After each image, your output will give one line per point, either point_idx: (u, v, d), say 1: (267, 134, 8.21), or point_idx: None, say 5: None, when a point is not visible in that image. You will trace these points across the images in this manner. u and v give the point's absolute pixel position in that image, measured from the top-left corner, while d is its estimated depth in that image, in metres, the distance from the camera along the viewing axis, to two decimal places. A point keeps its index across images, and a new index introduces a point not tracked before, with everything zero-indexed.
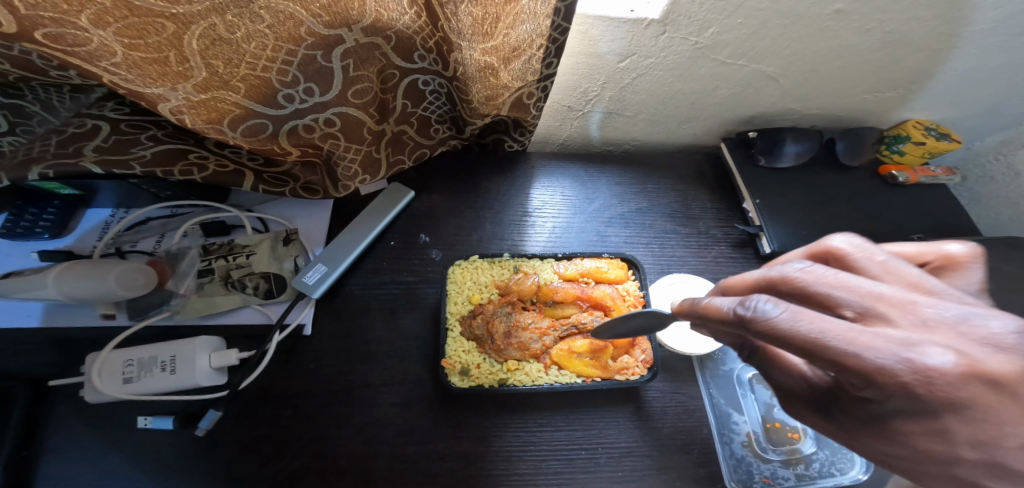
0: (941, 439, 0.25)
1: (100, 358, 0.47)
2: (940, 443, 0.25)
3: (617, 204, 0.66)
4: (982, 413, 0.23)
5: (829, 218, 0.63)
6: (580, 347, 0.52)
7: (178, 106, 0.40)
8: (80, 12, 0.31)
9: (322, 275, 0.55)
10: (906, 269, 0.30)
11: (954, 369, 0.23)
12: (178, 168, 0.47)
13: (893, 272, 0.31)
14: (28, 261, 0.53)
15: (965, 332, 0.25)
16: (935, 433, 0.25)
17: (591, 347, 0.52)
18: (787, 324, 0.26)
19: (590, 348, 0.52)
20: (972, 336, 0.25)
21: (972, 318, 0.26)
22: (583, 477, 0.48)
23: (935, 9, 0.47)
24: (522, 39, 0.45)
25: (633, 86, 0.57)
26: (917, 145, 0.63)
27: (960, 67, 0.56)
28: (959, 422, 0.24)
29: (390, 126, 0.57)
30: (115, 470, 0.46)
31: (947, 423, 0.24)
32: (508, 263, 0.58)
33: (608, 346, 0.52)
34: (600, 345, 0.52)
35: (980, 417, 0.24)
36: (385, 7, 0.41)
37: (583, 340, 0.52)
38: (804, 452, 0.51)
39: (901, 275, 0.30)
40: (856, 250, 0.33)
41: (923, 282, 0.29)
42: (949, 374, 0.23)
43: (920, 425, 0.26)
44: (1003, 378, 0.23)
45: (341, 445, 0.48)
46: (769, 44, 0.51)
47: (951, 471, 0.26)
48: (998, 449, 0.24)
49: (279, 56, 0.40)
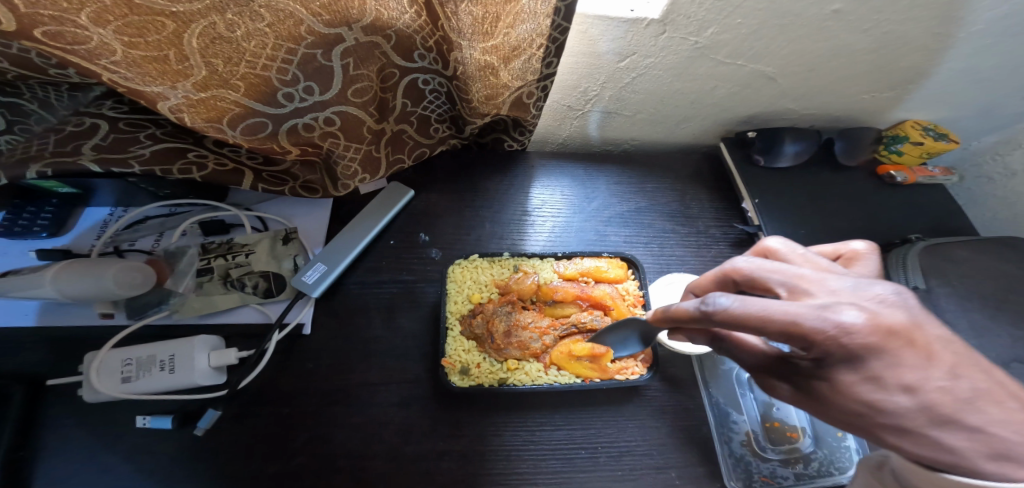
0: (877, 386, 0.28)
1: (97, 357, 0.47)
2: (878, 391, 0.28)
3: (617, 203, 0.66)
4: (903, 359, 0.27)
5: (827, 218, 0.63)
6: (581, 350, 0.51)
7: (177, 104, 0.40)
8: (80, 11, 0.30)
9: (321, 274, 0.55)
10: (819, 258, 0.35)
11: (866, 324, 0.27)
12: (176, 167, 0.47)
13: (810, 261, 0.35)
14: (25, 261, 0.53)
15: (868, 293, 0.29)
16: (872, 381, 0.28)
17: (590, 351, 0.51)
18: (738, 310, 0.28)
19: (590, 352, 0.51)
20: (873, 296, 0.29)
21: (873, 284, 0.30)
22: (583, 476, 0.48)
23: (933, 10, 0.47)
24: (522, 38, 0.45)
25: (632, 86, 0.57)
26: (915, 145, 0.64)
27: (957, 67, 0.56)
28: (886, 368, 0.28)
29: (390, 125, 0.56)
30: (114, 470, 0.45)
31: (875, 369, 0.28)
32: (508, 262, 0.58)
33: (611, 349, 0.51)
34: (601, 349, 0.51)
35: (899, 362, 0.27)
36: (385, 6, 0.41)
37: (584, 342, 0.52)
38: (802, 451, 0.51)
39: (814, 261, 0.35)
40: (785, 247, 0.38)
41: (835, 266, 0.34)
42: (865, 327, 0.27)
43: (857, 375, 0.28)
44: (901, 327, 0.27)
45: (340, 444, 0.48)
46: (766, 45, 0.51)
47: (894, 422, 0.28)
48: (924, 393, 0.27)
49: (279, 55, 0.40)
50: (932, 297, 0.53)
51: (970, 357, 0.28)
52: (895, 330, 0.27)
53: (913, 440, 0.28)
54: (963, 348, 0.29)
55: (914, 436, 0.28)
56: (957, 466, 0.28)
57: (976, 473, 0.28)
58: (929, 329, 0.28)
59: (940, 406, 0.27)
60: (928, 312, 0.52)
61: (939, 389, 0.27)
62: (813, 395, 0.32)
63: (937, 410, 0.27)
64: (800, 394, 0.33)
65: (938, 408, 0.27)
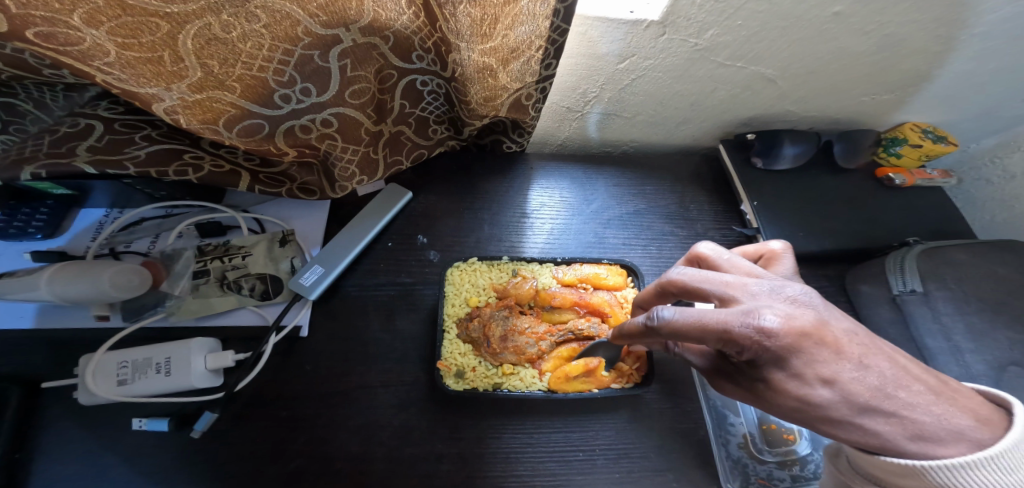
0: (801, 382, 0.30)
1: (93, 359, 0.46)
2: (802, 385, 0.30)
3: (615, 206, 0.66)
4: (816, 355, 0.29)
5: (827, 221, 0.63)
6: (575, 368, 0.51)
7: (173, 105, 0.39)
8: (73, 12, 0.30)
9: (319, 276, 0.55)
10: (743, 261, 0.38)
11: (783, 326, 0.28)
12: (173, 168, 0.46)
13: (735, 265, 0.39)
14: (21, 262, 0.52)
15: (782, 294, 0.31)
16: (794, 377, 0.30)
17: (586, 366, 0.50)
18: (680, 320, 0.31)
19: (585, 368, 0.50)
20: (786, 296, 0.31)
21: (786, 284, 0.32)
22: (581, 478, 0.48)
23: (933, 13, 0.47)
24: (521, 40, 0.45)
25: (633, 87, 0.57)
26: (914, 148, 0.64)
27: (957, 70, 0.56)
28: (803, 365, 0.29)
29: (388, 126, 0.56)
30: (110, 473, 0.45)
31: (796, 367, 0.29)
32: (506, 266, 0.58)
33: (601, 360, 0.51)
34: (594, 363, 0.51)
35: (813, 358, 0.29)
36: (383, 7, 0.41)
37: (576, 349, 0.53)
38: (799, 453, 0.51)
39: (739, 265, 0.38)
40: (714, 254, 0.41)
41: (757, 269, 0.37)
42: (782, 329, 0.28)
43: (783, 372, 0.30)
44: (812, 326, 0.29)
45: (338, 447, 0.47)
46: (768, 47, 0.51)
47: (824, 414, 0.30)
48: (842, 385, 0.29)
49: (275, 56, 0.39)
50: (930, 300, 0.53)
51: (876, 346, 0.30)
52: (809, 329, 0.29)
53: (843, 428, 0.30)
54: (869, 338, 0.30)
55: (838, 424, 0.31)
56: (886, 448, 0.30)
57: (904, 454, 0.30)
58: (836, 323, 0.30)
59: (857, 396, 0.29)
60: (926, 315, 0.52)
61: (850, 378, 0.29)
62: (754, 392, 0.34)
63: (854, 401, 0.29)
64: (746, 391, 0.35)
65: (854, 397, 0.29)
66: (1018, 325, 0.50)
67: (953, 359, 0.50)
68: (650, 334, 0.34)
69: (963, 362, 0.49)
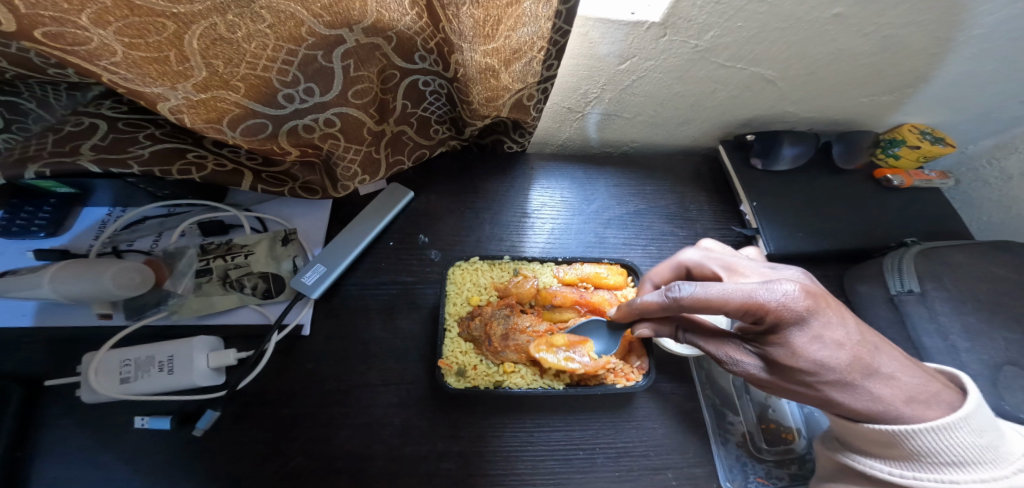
0: (821, 344, 0.33)
1: (96, 357, 0.47)
2: (821, 347, 0.33)
3: (615, 206, 0.66)
4: (830, 317, 0.33)
5: (825, 221, 0.63)
6: (559, 341, 0.51)
7: (178, 105, 0.40)
8: (81, 12, 0.30)
9: (320, 275, 0.55)
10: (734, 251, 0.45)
11: (801, 291, 0.33)
12: (176, 167, 0.47)
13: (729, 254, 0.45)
14: (22, 261, 0.53)
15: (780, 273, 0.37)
16: (815, 339, 0.33)
17: (569, 341, 0.51)
18: (702, 295, 0.35)
19: (568, 342, 0.51)
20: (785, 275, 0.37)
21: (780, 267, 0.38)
22: (581, 476, 0.48)
23: (931, 15, 0.48)
24: (523, 41, 0.45)
25: (632, 88, 0.57)
26: (912, 149, 0.64)
27: (955, 71, 0.56)
28: (821, 326, 0.33)
29: (390, 126, 0.56)
30: (112, 471, 0.45)
31: (817, 328, 0.33)
32: (508, 265, 0.58)
33: (585, 338, 0.52)
34: (576, 338, 0.52)
35: (828, 320, 0.33)
36: (386, 8, 0.41)
37: (562, 335, 0.52)
38: (798, 452, 0.52)
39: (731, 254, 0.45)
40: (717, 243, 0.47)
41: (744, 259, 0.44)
42: (800, 294, 0.33)
43: (805, 335, 0.33)
44: (817, 292, 0.34)
45: (339, 445, 0.48)
46: (767, 48, 0.51)
47: (838, 378, 0.33)
48: (851, 348, 0.33)
49: (279, 56, 0.40)
50: (927, 300, 0.54)
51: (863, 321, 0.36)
52: (819, 295, 0.34)
53: (854, 393, 0.34)
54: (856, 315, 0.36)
55: (847, 389, 0.34)
56: (884, 414, 0.34)
57: (902, 419, 0.33)
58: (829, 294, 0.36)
59: (864, 358, 0.33)
60: (924, 315, 0.53)
61: (857, 341, 0.34)
62: (770, 363, 0.36)
63: (864, 364, 0.33)
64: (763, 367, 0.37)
65: (862, 358, 0.33)
66: (1015, 325, 0.51)
67: (951, 359, 0.50)
68: (668, 308, 0.38)
69: (961, 362, 0.49)
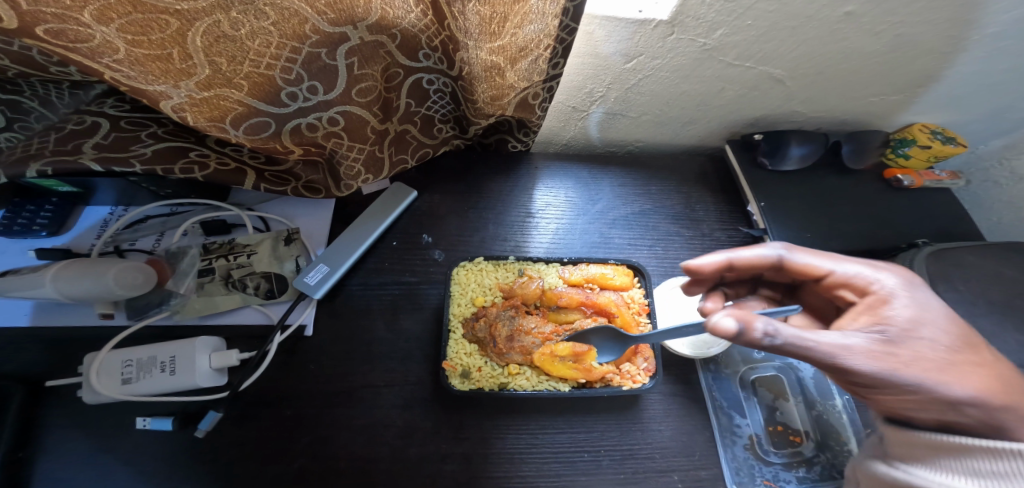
0: (946, 325, 0.38)
1: (97, 358, 0.46)
2: (943, 327, 0.37)
3: (621, 206, 0.66)
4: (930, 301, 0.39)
5: (833, 222, 0.63)
6: (563, 350, 0.50)
7: (180, 103, 0.39)
8: (83, 8, 0.30)
9: (323, 275, 0.54)
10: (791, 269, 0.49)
11: (899, 280, 0.41)
12: (178, 167, 0.46)
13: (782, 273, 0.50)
14: (24, 260, 0.52)
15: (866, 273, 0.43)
16: (926, 317, 0.38)
17: (573, 350, 0.50)
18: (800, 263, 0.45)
19: (573, 351, 0.50)
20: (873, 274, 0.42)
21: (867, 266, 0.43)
22: (585, 479, 0.48)
23: (943, 13, 0.47)
24: (529, 39, 0.44)
25: (638, 88, 0.57)
26: (922, 149, 0.63)
27: (966, 71, 0.56)
28: (924, 309, 0.38)
29: (393, 125, 0.56)
30: (114, 471, 0.45)
31: (933, 308, 0.38)
32: (512, 266, 0.58)
33: (591, 349, 0.50)
34: (582, 348, 0.50)
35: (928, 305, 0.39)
36: (391, 5, 0.41)
37: (565, 343, 0.50)
38: (806, 455, 0.51)
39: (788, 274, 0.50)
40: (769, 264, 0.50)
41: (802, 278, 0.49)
42: (902, 281, 0.40)
43: (916, 312, 0.38)
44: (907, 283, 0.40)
45: (342, 446, 0.47)
46: (776, 47, 0.51)
47: (966, 360, 0.36)
48: (967, 342, 0.37)
49: (283, 54, 0.39)
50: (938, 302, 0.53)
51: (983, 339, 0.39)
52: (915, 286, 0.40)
53: (978, 382, 0.35)
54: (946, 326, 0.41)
55: (958, 377, 0.35)
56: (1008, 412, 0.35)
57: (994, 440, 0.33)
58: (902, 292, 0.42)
59: (969, 347, 0.37)
60: None
61: (961, 334, 0.38)
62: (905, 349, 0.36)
63: (971, 350, 0.37)
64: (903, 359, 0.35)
65: (967, 347, 0.37)
66: None
67: None
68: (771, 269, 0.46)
69: None
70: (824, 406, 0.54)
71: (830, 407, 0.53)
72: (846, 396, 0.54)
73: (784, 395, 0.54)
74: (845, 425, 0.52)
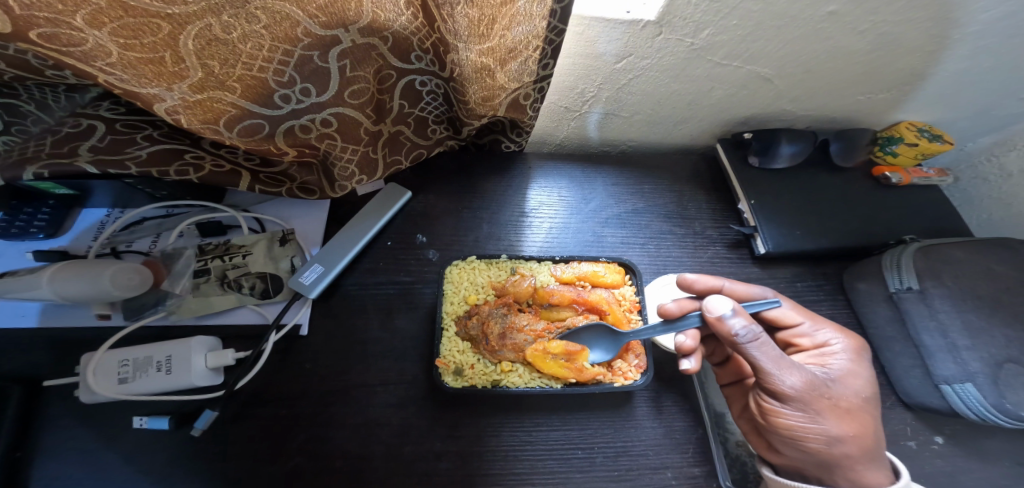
0: (862, 383, 0.46)
1: (94, 358, 0.47)
2: (858, 384, 0.46)
3: (613, 205, 0.66)
4: (863, 363, 0.48)
5: (824, 219, 0.63)
6: (556, 348, 0.51)
7: (174, 106, 0.40)
8: (75, 12, 0.30)
9: (318, 275, 0.55)
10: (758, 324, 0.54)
11: (848, 345, 0.49)
12: (174, 168, 0.47)
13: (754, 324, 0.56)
14: (22, 262, 0.53)
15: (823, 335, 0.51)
16: (851, 374, 0.47)
17: (566, 349, 0.50)
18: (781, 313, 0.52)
19: (566, 350, 0.51)
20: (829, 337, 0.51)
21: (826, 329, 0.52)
22: (579, 476, 0.48)
23: (926, 12, 0.48)
24: (519, 40, 0.45)
25: (629, 87, 0.57)
26: (911, 146, 0.64)
27: (953, 69, 0.56)
28: (854, 369, 0.47)
29: (386, 126, 0.57)
30: (112, 471, 0.46)
31: (861, 366, 0.48)
32: (505, 264, 0.58)
33: (585, 348, 0.52)
34: (575, 347, 0.51)
35: (858, 365, 0.48)
36: (382, 8, 0.41)
37: (558, 342, 0.51)
38: None
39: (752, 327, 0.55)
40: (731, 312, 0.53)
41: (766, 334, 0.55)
42: (849, 344, 0.49)
43: (845, 368, 0.47)
44: (856, 345, 0.49)
45: (338, 445, 0.48)
46: (764, 46, 0.51)
47: (861, 409, 0.45)
48: (869, 397, 0.46)
49: (275, 57, 0.40)
50: (927, 298, 0.53)
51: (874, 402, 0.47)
52: (857, 352, 0.49)
53: (860, 429, 0.43)
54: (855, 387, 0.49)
55: (844, 422, 0.43)
56: (865, 457, 0.43)
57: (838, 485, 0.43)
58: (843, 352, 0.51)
59: (870, 402, 0.45)
60: (923, 313, 0.53)
61: (868, 390, 0.46)
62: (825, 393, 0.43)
63: (870, 405, 0.45)
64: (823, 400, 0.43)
65: (869, 400, 0.45)
66: (1016, 322, 0.50)
67: (950, 357, 0.50)
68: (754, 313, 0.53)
69: (960, 359, 0.50)
70: None
71: None
72: None
73: None
74: None
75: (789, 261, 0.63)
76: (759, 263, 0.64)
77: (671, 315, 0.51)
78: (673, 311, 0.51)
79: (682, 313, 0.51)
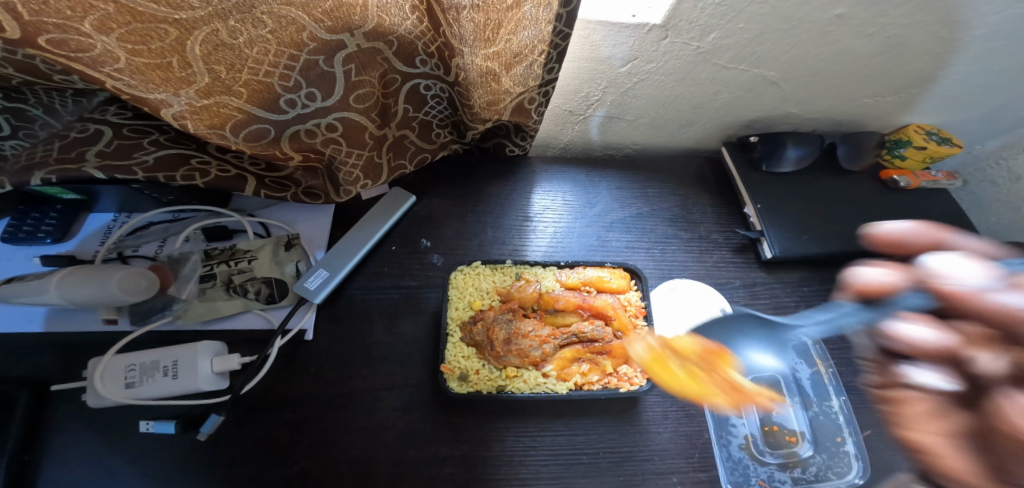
0: None
1: (102, 363, 0.47)
2: None
3: (618, 209, 0.66)
4: None
5: (830, 223, 0.63)
6: (691, 347, 0.46)
7: (181, 111, 0.40)
8: (83, 18, 0.30)
9: (324, 280, 0.55)
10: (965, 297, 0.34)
11: None
12: (180, 173, 0.47)
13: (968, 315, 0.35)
14: (29, 267, 0.53)
15: None
16: None
17: (711, 353, 0.45)
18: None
19: (708, 354, 0.45)
20: None
21: None
22: (584, 481, 0.48)
23: (934, 15, 0.47)
24: (524, 44, 0.45)
25: (634, 91, 0.57)
26: (918, 149, 0.64)
27: (960, 72, 0.56)
28: None
29: (392, 130, 0.57)
30: (118, 474, 0.46)
31: None
32: (510, 270, 0.58)
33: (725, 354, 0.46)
34: (720, 352, 0.45)
35: None
36: (387, 12, 0.41)
37: (694, 340, 0.46)
38: (801, 456, 0.51)
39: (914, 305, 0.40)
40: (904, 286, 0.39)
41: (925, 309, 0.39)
42: None
43: None
44: None
45: (343, 448, 0.48)
46: (770, 50, 0.51)
47: None
48: None
49: (281, 61, 0.40)
50: None
51: None
52: None
53: None
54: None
55: None
56: None
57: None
58: None
59: None
60: None
61: None
62: None
63: None
64: None
65: None
66: None
67: None
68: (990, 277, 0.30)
69: None
70: (822, 407, 0.54)
71: (828, 408, 0.54)
72: (843, 397, 0.54)
73: (782, 395, 0.54)
74: (841, 425, 0.53)
75: (795, 266, 0.63)
76: (765, 268, 0.63)
77: (878, 291, 0.34)
78: (878, 280, 0.34)
79: (896, 285, 0.33)
